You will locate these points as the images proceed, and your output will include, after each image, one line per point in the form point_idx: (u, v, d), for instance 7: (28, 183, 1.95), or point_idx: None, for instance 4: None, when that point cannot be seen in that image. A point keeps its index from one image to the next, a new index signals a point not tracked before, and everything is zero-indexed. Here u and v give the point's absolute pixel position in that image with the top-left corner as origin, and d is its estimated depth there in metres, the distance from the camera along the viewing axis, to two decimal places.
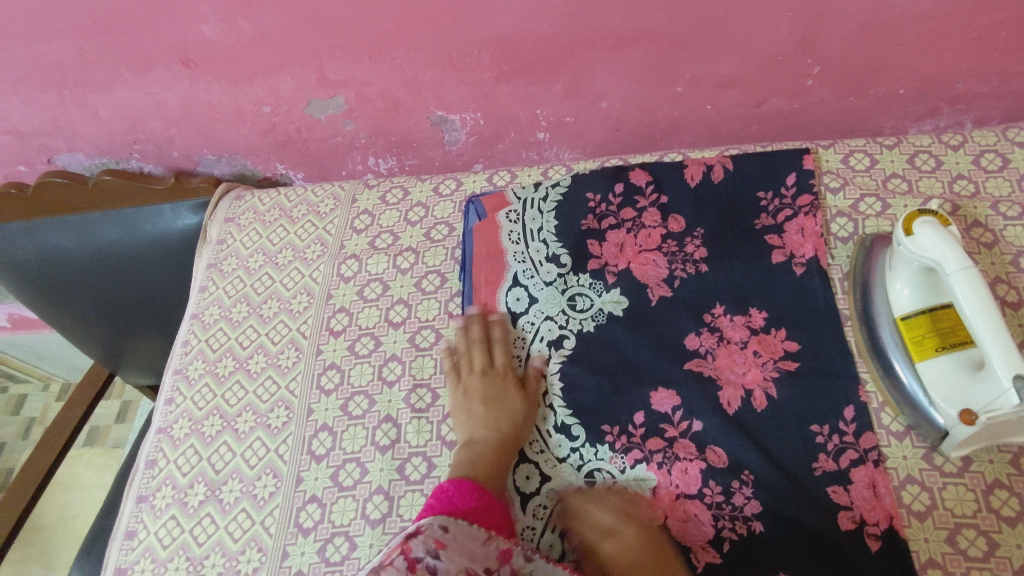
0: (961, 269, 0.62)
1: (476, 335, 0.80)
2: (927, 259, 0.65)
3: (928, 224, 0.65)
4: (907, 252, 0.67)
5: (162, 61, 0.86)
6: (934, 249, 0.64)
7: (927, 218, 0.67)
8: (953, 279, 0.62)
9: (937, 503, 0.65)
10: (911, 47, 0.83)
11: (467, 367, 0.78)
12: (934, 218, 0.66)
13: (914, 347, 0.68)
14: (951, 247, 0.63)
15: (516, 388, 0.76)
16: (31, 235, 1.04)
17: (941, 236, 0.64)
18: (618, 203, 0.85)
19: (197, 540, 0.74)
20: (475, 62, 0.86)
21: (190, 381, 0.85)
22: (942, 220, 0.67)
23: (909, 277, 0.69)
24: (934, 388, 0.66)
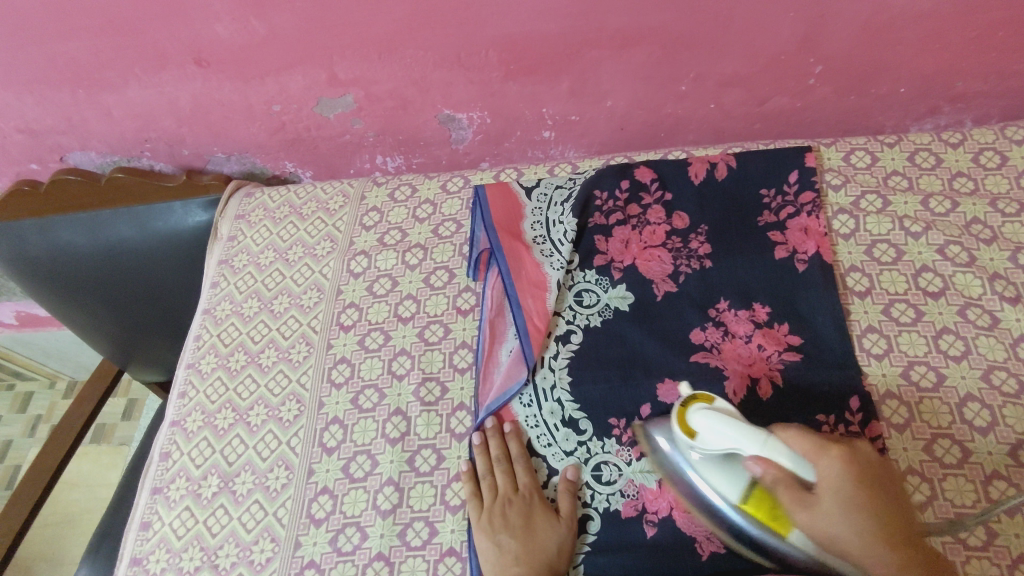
0: (759, 443, 0.55)
1: (501, 452, 0.74)
2: (724, 448, 0.58)
3: (699, 412, 0.60)
4: (698, 447, 0.60)
5: (175, 60, 0.87)
6: (721, 436, 0.58)
7: (693, 404, 0.61)
8: (758, 452, 0.55)
9: (938, 494, 0.67)
10: (912, 46, 0.84)
11: (491, 491, 0.72)
12: (705, 403, 0.61)
13: (773, 528, 0.59)
14: (724, 416, 0.58)
15: (554, 511, 0.70)
16: (44, 232, 1.05)
17: (714, 418, 0.59)
18: (625, 199, 0.86)
19: (212, 530, 0.75)
20: (483, 61, 0.87)
21: (203, 374, 0.87)
22: (708, 400, 0.61)
23: (718, 467, 0.61)
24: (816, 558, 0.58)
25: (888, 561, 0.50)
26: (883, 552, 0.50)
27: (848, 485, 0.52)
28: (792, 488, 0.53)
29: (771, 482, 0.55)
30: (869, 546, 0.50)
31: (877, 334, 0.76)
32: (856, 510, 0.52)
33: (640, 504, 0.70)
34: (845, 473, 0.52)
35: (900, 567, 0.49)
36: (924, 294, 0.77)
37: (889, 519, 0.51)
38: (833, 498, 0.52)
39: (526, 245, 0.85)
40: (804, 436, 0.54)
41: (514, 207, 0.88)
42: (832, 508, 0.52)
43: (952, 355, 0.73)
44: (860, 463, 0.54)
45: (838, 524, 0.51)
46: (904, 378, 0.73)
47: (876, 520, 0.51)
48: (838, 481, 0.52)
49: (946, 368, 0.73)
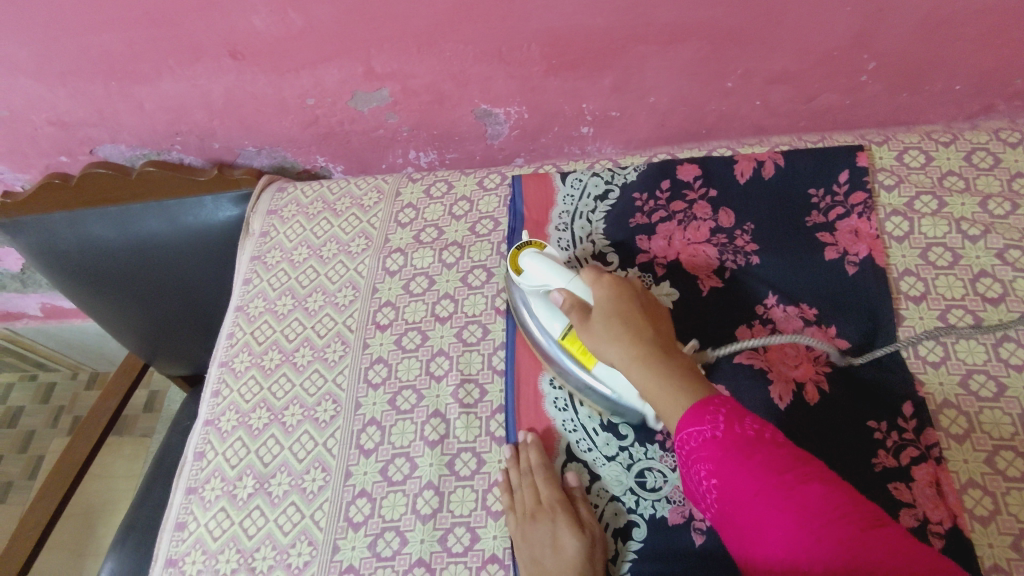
0: (569, 280, 0.68)
1: (524, 465, 0.71)
2: (542, 285, 0.71)
3: (529, 257, 0.72)
4: (527, 285, 0.73)
5: (210, 52, 0.86)
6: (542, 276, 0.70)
7: (527, 251, 0.73)
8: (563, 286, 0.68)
9: (1001, 509, 0.64)
10: (971, 42, 0.81)
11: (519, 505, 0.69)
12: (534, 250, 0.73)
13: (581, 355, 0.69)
14: (546, 261, 0.70)
15: (572, 525, 0.67)
16: (74, 225, 1.03)
17: (540, 258, 0.71)
18: (667, 198, 0.85)
19: (248, 532, 0.74)
20: (525, 55, 0.85)
21: (236, 373, 0.85)
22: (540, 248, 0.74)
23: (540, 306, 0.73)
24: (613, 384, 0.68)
25: (642, 353, 0.60)
26: (637, 358, 0.60)
27: (615, 303, 0.64)
28: (583, 310, 0.66)
29: (570, 307, 0.67)
30: (622, 342, 0.61)
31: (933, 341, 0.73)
32: (619, 326, 0.62)
33: (687, 510, 0.68)
34: (612, 293, 0.64)
35: (651, 360, 0.59)
36: (982, 299, 0.74)
37: (653, 336, 0.62)
38: (602, 311, 0.63)
39: (549, 247, 0.85)
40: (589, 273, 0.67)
41: (547, 196, 0.89)
42: (600, 318, 0.63)
43: (1013, 364, 0.71)
44: (631, 291, 0.65)
45: (605, 338, 0.62)
46: (963, 387, 0.70)
47: (636, 329, 0.62)
48: (605, 305, 0.64)
49: (1007, 377, 0.70)
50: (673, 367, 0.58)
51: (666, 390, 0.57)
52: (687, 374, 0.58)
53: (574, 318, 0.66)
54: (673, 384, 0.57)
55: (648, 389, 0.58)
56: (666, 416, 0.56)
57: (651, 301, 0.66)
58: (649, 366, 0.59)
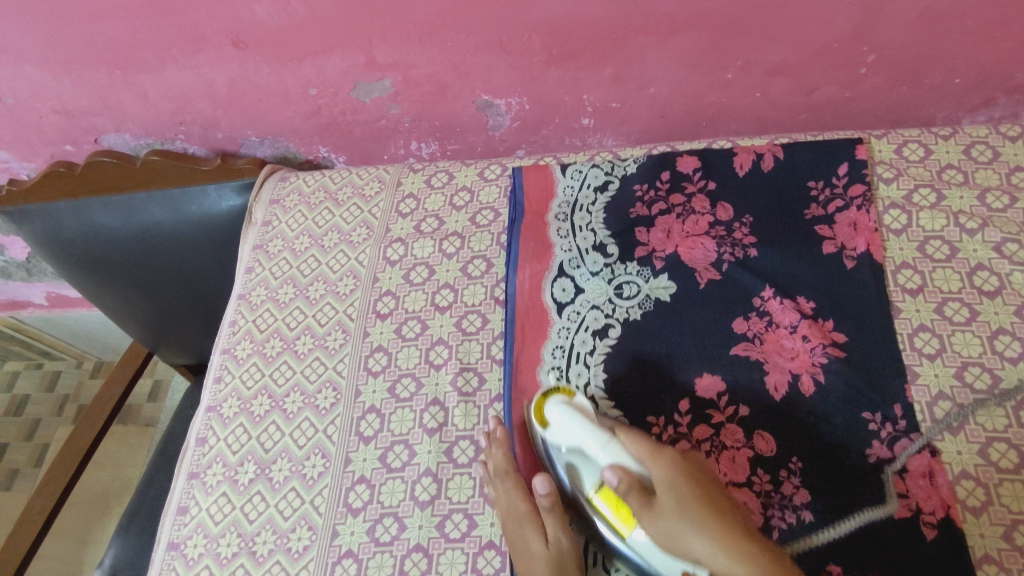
0: (607, 449, 0.63)
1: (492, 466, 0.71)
2: (574, 442, 0.66)
3: (555, 405, 0.68)
4: (553, 439, 0.68)
5: (213, 41, 0.86)
6: (576, 433, 0.65)
7: (554, 400, 0.69)
8: (601, 453, 0.63)
9: (993, 499, 0.65)
10: (972, 34, 0.81)
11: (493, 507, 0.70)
12: (562, 395, 0.69)
13: (619, 518, 0.63)
14: (576, 418, 0.66)
15: (542, 533, 0.68)
16: (79, 214, 1.04)
17: (568, 411, 0.67)
18: (666, 189, 0.86)
19: (249, 517, 0.75)
20: (526, 46, 0.85)
21: (238, 360, 0.86)
22: (567, 394, 0.70)
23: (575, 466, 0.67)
24: (648, 556, 0.61)
25: (732, 546, 0.53)
26: (729, 550, 0.53)
27: (683, 481, 0.57)
28: (641, 493, 0.59)
29: (623, 487, 0.60)
30: (707, 533, 0.54)
31: (929, 333, 0.73)
32: (695, 513, 0.55)
33: None
34: (678, 471, 0.58)
35: (737, 550, 0.53)
36: (979, 292, 0.75)
37: (732, 522, 0.55)
38: (671, 496, 0.56)
39: (548, 237, 0.86)
40: (638, 440, 0.60)
41: (547, 186, 0.89)
42: (670, 503, 0.56)
43: (1008, 356, 0.71)
44: (693, 466, 0.59)
45: (686, 529, 0.55)
46: (958, 379, 0.71)
47: (714, 515, 0.55)
48: (669, 478, 0.57)
49: (1002, 369, 0.70)
50: (773, 569, 0.52)
51: None
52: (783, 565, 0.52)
53: (633, 504, 0.58)
54: None
55: None
56: None
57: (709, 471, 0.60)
58: (747, 566, 0.52)
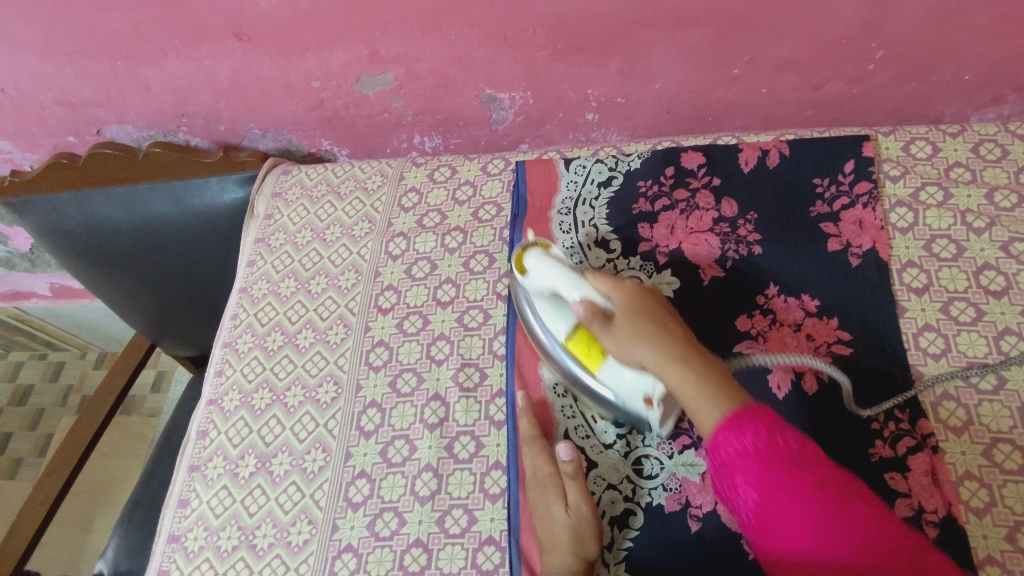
0: (574, 284, 0.66)
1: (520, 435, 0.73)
2: (550, 287, 0.69)
3: (532, 257, 0.70)
4: (530, 287, 0.72)
5: (216, 33, 0.86)
6: (548, 277, 0.68)
7: (530, 252, 0.72)
8: (571, 290, 0.66)
9: (997, 501, 0.64)
10: (982, 31, 0.80)
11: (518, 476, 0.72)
12: (539, 249, 0.72)
13: (588, 356, 0.68)
14: (550, 262, 0.69)
15: (563, 498, 0.68)
16: (81, 206, 1.04)
17: (548, 262, 0.69)
18: (670, 185, 0.85)
19: (249, 510, 0.75)
20: (530, 40, 0.85)
21: (240, 353, 0.86)
22: (545, 248, 0.73)
23: (549, 309, 0.71)
24: (616, 387, 0.67)
25: (672, 355, 0.58)
26: (674, 358, 0.57)
27: (639, 306, 0.62)
28: (603, 316, 0.63)
29: (588, 315, 0.64)
30: (653, 345, 0.59)
31: (934, 333, 0.73)
32: (647, 333, 0.60)
33: (684, 497, 0.69)
34: (633, 296, 0.63)
35: (676, 354, 0.58)
36: (985, 292, 0.74)
37: (681, 340, 0.59)
38: (628, 316, 0.61)
39: (551, 233, 0.85)
40: (602, 277, 0.65)
41: (551, 182, 0.89)
42: (626, 322, 0.61)
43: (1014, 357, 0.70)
44: (653, 299, 0.64)
45: (633, 340, 0.60)
46: (963, 379, 0.70)
47: (663, 331, 0.60)
48: (630, 305, 0.62)
49: (1008, 370, 0.70)
50: (708, 375, 0.56)
51: (700, 397, 0.55)
52: (714, 365, 0.57)
53: (597, 328, 0.63)
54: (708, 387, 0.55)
55: (682, 398, 0.56)
56: (701, 424, 0.54)
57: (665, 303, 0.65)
58: (681, 371, 0.56)
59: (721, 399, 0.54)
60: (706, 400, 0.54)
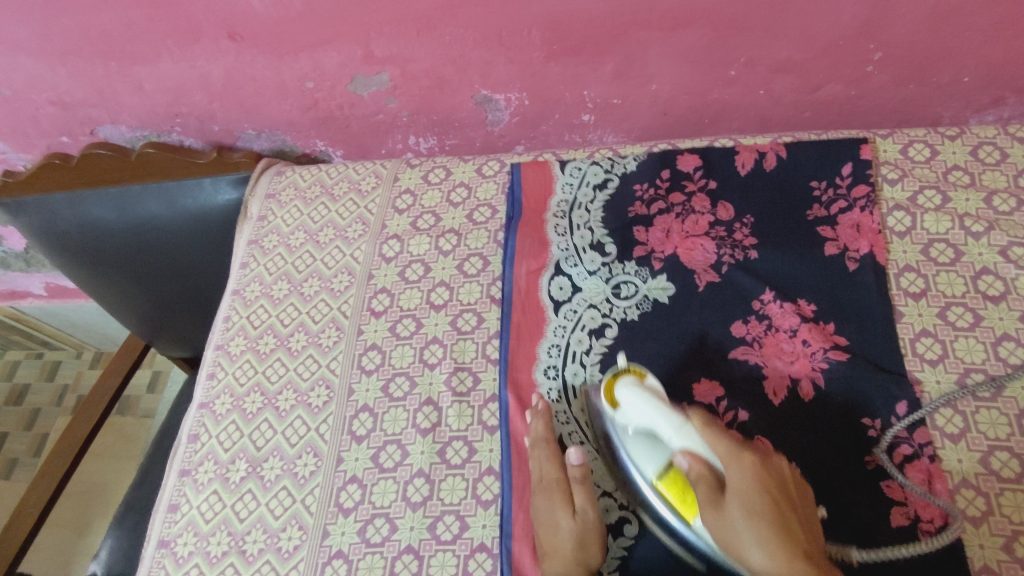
0: (678, 431, 0.62)
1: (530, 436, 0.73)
2: (646, 425, 0.64)
3: (625, 387, 0.66)
4: (622, 420, 0.67)
5: (208, 33, 0.85)
6: (644, 417, 0.64)
7: (624, 379, 0.67)
8: (674, 438, 0.62)
9: (994, 509, 0.63)
10: (981, 33, 0.79)
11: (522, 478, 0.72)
12: (631, 377, 0.67)
13: (683, 504, 0.63)
14: (647, 398, 0.64)
15: (569, 505, 0.69)
16: (74, 206, 1.03)
17: (639, 393, 0.65)
18: (666, 188, 0.84)
19: (239, 515, 0.74)
20: (525, 41, 0.84)
21: (232, 356, 0.85)
22: (639, 375, 0.68)
23: (642, 445, 0.66)
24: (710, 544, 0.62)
25: (798, 562, 0.53)
26: (799, 565, 0.52)
27: (754, 487, 0.57)
28: (710, 485, 0.59)
29: (693, 475, 0.60)
30: (772, 543, 0.54)
31: (931, 339, 0.72)
32: (760, 516, 0.55)
33: None
34: (753, 476, 0.57)
35: (791, 565, 0.53)
36: (983, 297, 0.73)
37: (799, 535, 0.55)
38: (740, 492, 0.57)
39: (545, 237, 0.85)
40: (713, 434, 0.60)
41: (546, 184, 0.88)
42: (736, 505, 0.56)
43: (1012, 363, 0.70)
44: (772, 472, 0.58)
45: (745, 538, 0.55)
46: (960, 386, 0.69)
47: (785, 529, 0.55)
48: (743, 482, 0.57)
49: (1006, 376, 0.69)
50: None
51: None
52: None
53: (700, 495, 0.58)
54: None
55: None
56: None
57: (789, 479, 0.59)
58: None
59: None
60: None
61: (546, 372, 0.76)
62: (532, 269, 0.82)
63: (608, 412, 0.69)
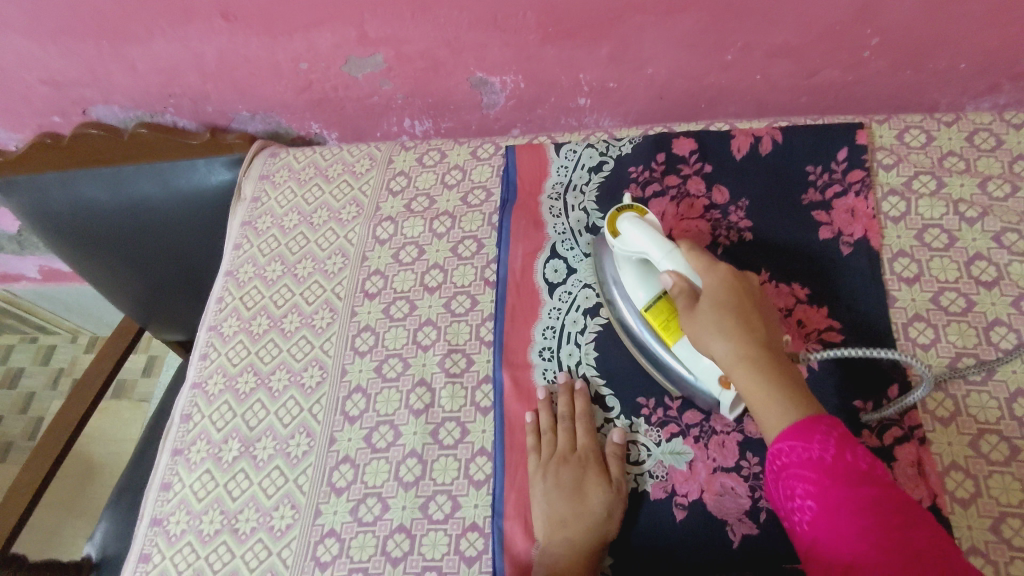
0: (668, 257, 0.65)
1: (563, 409, 0.73)
2: (640, 250, 0.68)
3: (626, 220, 0.69)
4: (622, 250, 0.70)
5: (201, 12, 0.84)
6: (636, 242, 0.68)
7: (625, 214, 0.70)
8: (663, 259, 0.65)
9: (983, 491, 0.64)
10: (979, 19, 0.79)
11: (548, 447, 0.71)
12: (632, 212, 0.71)
13: (668, 328, 0.67)
14: (641, 228, 0.68)
15: (602, 479, 0.68)
16: (67, 187, 1.03)
17: (638, 224, 0.68)
18: (662, 171, 0.84)
19: (232, 494, 0.75)
20: (521, 23, 0.83)
21: (225, 337, 0.85)
22: (639, 212, 0.71)
23: (636, 273, 0.69)
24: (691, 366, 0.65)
25: (757, 360, 0.55)
26: (755, 349, 0.56)
27: (725, 292, 0.59)
28: (687, 295, 0.61)
29: (675, 289, 0.63)
30: (735, 337, 0.56)
31: (924, 323, 0.72)
32: (732, 314, 0.58)
33: (670, 485, 0.68)
34: (725, 283, 0.60)
35: (753, 356, 0.55)
36: (976, 282, 0.73)
37: (766, 341, 0.57)
38: (710, 295, 0.59)
39: (539, 219, 0.84)
40: (698, 254, 0.63)
41: (541, 167, 0.88)
42: (706, 306, 0.59)
43: (1004, 347, 0.70)
44: (745, 283, 0.61)
45: (709, 326, 0.58)
46: (952, 370, 0.70)
47: (750, 325, 0.57)
48: (715, 284, 0.60)
49: (997, 360, 0.69)
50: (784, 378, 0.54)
51: (773, 394, 0.54)
52: (791, 385, 0.54)
53: (679, 304, 0.61)
54: (779, 402, 0.53)
55: (755, 402, 0.55)
56: (770, 426, 0.53)
57: (760, 294, 0.62)
58: (760, 375, 0.54)
59: (795, 402, 0.53)
60: (773, 409, 0.53)
61: (541, 353, 0.76)
62: (526, 250, 0.82)
63: (613, 249, 0.72)
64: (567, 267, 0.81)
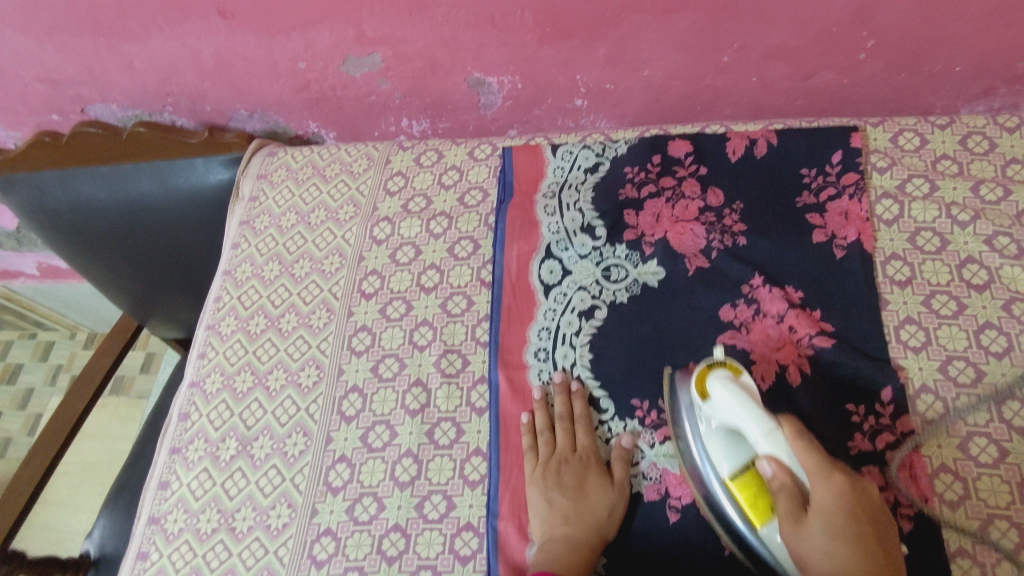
0: (768, 438, 0.58)
1: (564, 410, 0.74)
2: (733, 423, 0.61)
3: (717, 381, 0.62)
4: (710, 410, 0.63)
5: (199, 10, 0.84)
6: (730, 411, 0.60)
7: (720, 376, 0.63)
8: (762, 441, 0.58)
9: (971, 493, 0.65)
10: (973, 22, 0.79)
11: (547, 448, 0.72)
12: (726, 372, 0.63)
13: (755, 509, 0.60)
14: (739, 396, 0.60)
15: (605, 479, 0.69)
16: (66, 184, 1.03)
17: (734, 392, 0.61)
18: (657, 172, 0.85)
19: (229, 493, 0.75)
20: (518, 23, 0.84)
21: (222, 336, 0.86)
22: (734, 371, 0.64)
23: (722, 441, 0.63)
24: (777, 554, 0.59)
25: None
26: None
27: (843, 510, 0.54)
28: (793, 499, 0.56)
29: (777, 484, 0.57)
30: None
31: (915, 327, 0.73)
32: (841, 537, 0.53)
33: (664, 488, 0.69)
34: (842, 498, 0.54)
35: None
36: (968, 286, 0.74)
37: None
38: (823, 508, 0.54)
39: (534, 220, 0.85)
40: (808, 447, 0.56)
41: (538, 167, 0.88)
42: (821, 529, 0.54)
43: (994, 351, 0.71)
44: (861, 492, 0.56)
45: (819, 557, 0.53)
46: (942, 373, 0.70)
47: (865, 543, 0.53)
48: (829, 502, 0.54)
49: (986, 364, 0.70)
50: None
51: None
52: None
53: (782, 505, 0.56)
54: None
55: None
56: None
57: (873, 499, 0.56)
58: None
59: None
60: None
61: (536, 354, 0.77)
62: (521, 250, 0.83)
63: (696, 403, 0.65)
64: (562, 268, 0.81)
